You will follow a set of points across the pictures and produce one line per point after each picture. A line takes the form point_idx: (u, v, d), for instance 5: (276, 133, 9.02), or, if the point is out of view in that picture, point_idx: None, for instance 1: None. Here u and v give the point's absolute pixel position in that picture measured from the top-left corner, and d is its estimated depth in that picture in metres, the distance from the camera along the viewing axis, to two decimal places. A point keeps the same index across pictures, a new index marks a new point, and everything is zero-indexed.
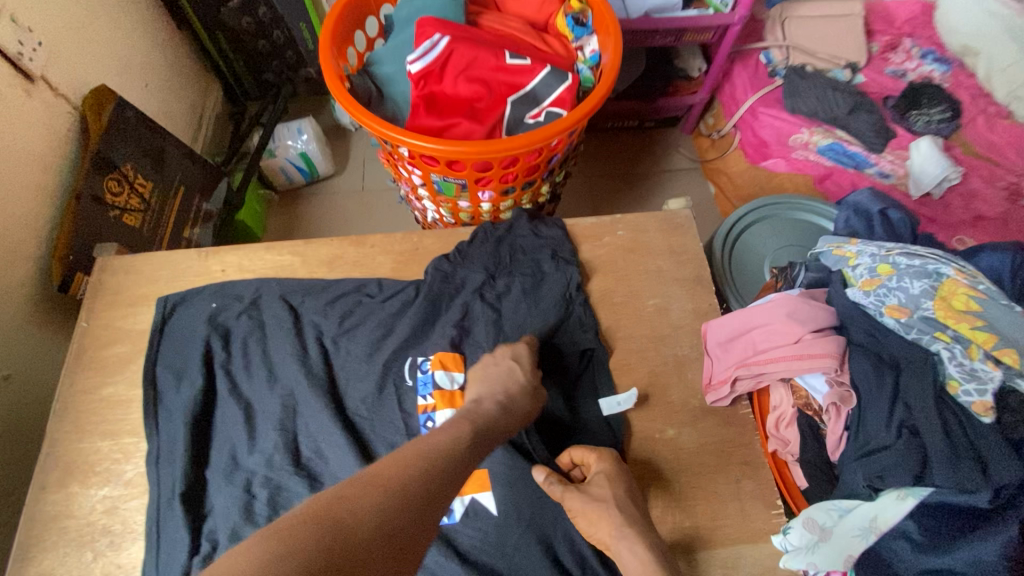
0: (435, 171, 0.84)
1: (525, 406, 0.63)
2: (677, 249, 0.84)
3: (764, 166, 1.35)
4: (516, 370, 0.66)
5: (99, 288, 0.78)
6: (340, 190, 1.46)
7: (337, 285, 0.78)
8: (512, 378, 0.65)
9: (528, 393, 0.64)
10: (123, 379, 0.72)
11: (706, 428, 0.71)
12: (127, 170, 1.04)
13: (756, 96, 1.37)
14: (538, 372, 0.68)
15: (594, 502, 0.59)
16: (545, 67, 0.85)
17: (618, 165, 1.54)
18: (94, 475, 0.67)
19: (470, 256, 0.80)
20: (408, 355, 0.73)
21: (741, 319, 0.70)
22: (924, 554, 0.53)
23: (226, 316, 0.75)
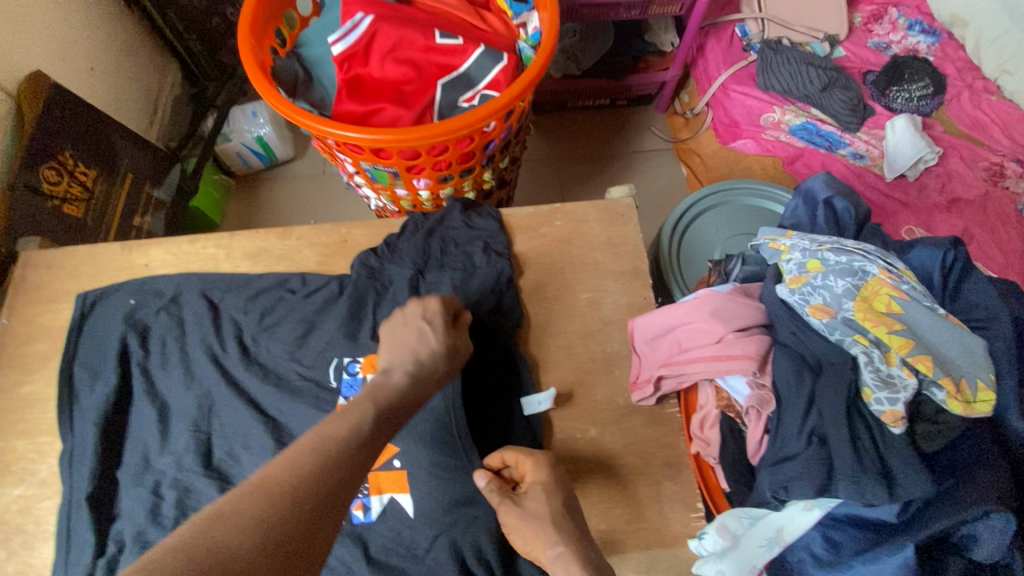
0: (363, 159, 0.81)
1: (439, 370, 0.57)
2: (616, 240, 0.80)
3: (734, 146, 1.29)
4: (427, 333, 0.59)
5: (19, 284, 0.76)
6: (301, 174, 1.42)
7: (260, 278, 0.75)
8: (423, 342, 0.58)
9: (443, 357, 0.58)
10: (40, 377, 0.71)
11: (630, 428, 0.69)
12: (65, 158, 1.01)
13: (728, 73, 1.31)
14: (455, 332, 0.61)
15: (529, 519, 0.57)
16: (478, 47, 0.81)
17: (589, 146, 1.48)
18: (9, 474, 0.66)
19: (400, 250, 0.76)
20: (335, 355, 0.69)
21: (669, 315, 0.67)
22: (822, 569, 0.54)
23: (144, 313, 0.73)
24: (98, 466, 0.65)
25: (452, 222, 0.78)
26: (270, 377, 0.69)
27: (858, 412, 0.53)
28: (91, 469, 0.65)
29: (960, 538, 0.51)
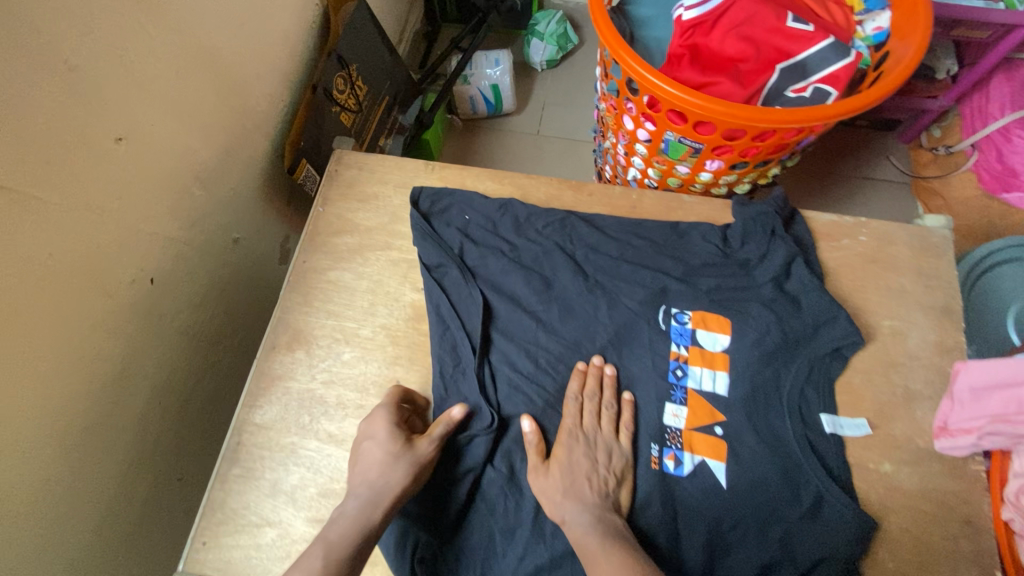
0: (674, 129, 0.79)
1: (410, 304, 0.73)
2: (926, 272, 0.74)
3: (1004, 198, 1.16)
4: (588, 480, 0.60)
5: (334, 178, 0.82)
6: (516, 129, 1.44)
7: (577, 223, 0.77)
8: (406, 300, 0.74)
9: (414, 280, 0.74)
10: (350, 268, 0.77)
11: (930, 473, 0.64)
12: (352, 71, 1.08)
13: (1014, 115, 1.14)
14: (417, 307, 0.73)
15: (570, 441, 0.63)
16: (827, 38, 0.76)
17: (820, 163, 1.39)
18: (318, 348, 0.72)
19: (745, 232, 0.74)
20: (663, 302, 0.72)
21: (1014, 368, 0.62)
22: None
23: (476, 228, 0.77)
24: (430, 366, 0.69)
25: (775, 204, 0.76)
26: (584, 322, 0.72)
27: None
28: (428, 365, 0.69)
29: None
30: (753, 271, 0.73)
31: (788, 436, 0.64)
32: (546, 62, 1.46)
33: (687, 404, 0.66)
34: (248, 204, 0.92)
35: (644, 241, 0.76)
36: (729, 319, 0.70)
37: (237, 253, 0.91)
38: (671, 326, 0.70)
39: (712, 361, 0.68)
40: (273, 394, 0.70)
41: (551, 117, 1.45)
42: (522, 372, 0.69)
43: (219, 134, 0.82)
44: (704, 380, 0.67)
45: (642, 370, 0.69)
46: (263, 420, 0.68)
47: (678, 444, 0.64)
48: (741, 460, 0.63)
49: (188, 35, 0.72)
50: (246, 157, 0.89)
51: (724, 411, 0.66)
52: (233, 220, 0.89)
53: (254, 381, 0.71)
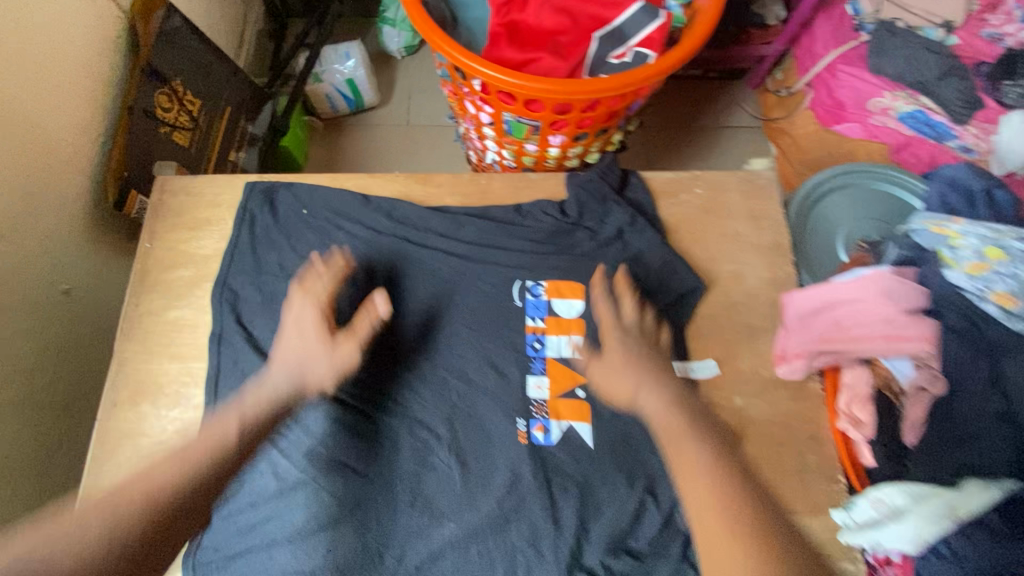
0: (509, 110, 0.79)
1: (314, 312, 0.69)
2: (757, 213, 0.80)
3: (837, 130, 1.27)
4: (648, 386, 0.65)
5: (159, 208, 0.76)
6: (385, 123, 1.39)
7: (418, 212, 0.76)
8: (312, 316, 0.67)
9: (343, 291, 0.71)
10: (190, 303, 0.72)
11: (776, 400, 0.69)
12: (176, 85, 0.99)
13: (836, 53, 1.26)
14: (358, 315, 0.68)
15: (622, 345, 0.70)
16: (635, 2, 0.78)
17: (677, 115, 1.46)
18: (164, 396, 0.67)
19: (587, 206, 0.77)
20: (518, 278, 0.74)
21: (827, 292, 0.67)
22: (1000, 544, 0.52)
23: (315, 239, 0.75)
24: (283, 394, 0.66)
25: (612, 170, 0.79)
26: (439, 310, 0.71)
27: None
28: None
29: None
30: (598, 237, 0.76)
31: (643, 384, 0.68)
32: (403, 49, 1.42)
33: (547, 374, 0.69)
34: (71, 248, 0.83)
35: (489, 221, 0.76)
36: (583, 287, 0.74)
37: (70, 305, 0.83)
38: (526, 301, 0.72)
39: (566, 327, 0.72)
40: (122, 455, 0.65)
41: (419, 105, 1.41)
42: (380, 375, 0.68)
43: (13, 179, 0.73)
44: (562, 348, 0.71)
45: (500, 350, 0.70)
46: (114, 484, 0.64)
47: (545, 413, 0.67)
48: (604, 419, 0.67)
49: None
50: (59, 197, 0.80)
51: (585, 372, 0.69)
52: (56, 269, 0.81)
53: (97, 445, 0.66)
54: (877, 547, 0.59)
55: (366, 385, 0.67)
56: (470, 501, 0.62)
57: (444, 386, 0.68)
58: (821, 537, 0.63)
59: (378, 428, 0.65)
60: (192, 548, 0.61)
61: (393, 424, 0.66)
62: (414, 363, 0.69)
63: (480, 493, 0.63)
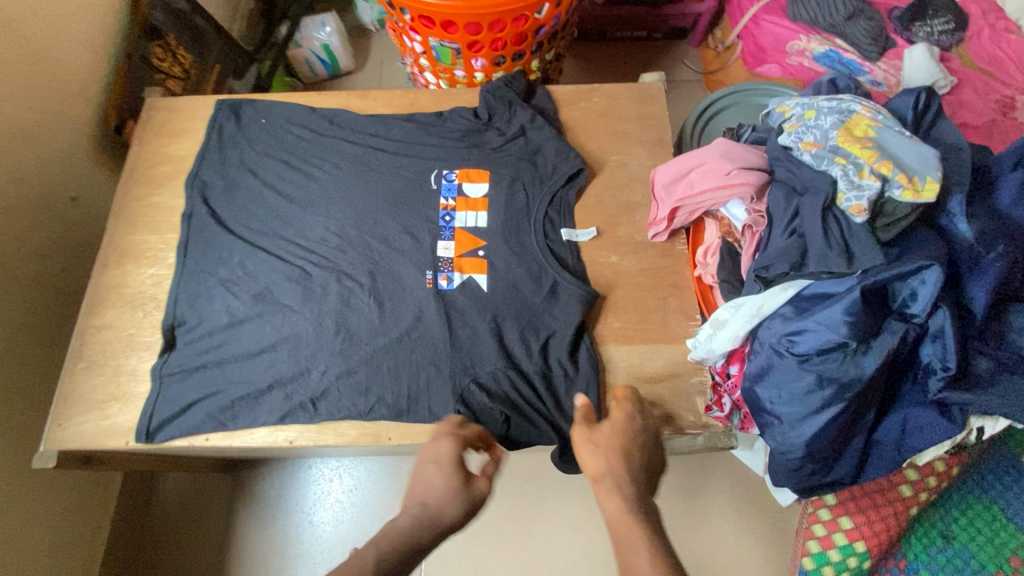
0: (432, 34, 0.95)
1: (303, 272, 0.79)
2: (644, 115, 0.93)
3: (759, 71, 1.37)
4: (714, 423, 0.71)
5: (146, 120, 0.93)
6: (359, 85, 1.56)
7: (357, 119, 0.92)
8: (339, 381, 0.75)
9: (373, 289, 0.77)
10: (167, 191, 0.88)
11: (646, 257, 0.82)
12: (169, 39, 1.17)
13: (759, 4, 1.39)
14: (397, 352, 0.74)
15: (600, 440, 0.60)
16: None
17: (614, 65, 1.59)
18: (145, 258, 0.84)
19: (496, 110, 0.91)
20: (435, 167, 0.88)
21: (683, 161, 0.80)
22: (790, 323, 0.64)
23: (270, 140, 0.91)
24: (238, 253, 0.82)
25: (518, 81, 0.93)
26: (367, 191, 0.87)
27: (832, 213, 0.64)
28: (235, 246, 0.83)
29: (902, 298, 0.61)
30: (504, 134, 0.90)
31: (532, 245, 0.82)
32: (376, 22, 1.59)
33: (454, 239, 0.83)
34: (78, 163, 1.01)
35: (415, 124, 0.92)
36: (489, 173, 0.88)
37: (76, 209, 1.01)
38: (441, 185, 0.87)
39: (471, 204, 0.86)
40: (108, 301, 0.81)
41: (389, 69, 1.58)
42: (315, 239, 0.84)
43: (30, 97, 0.91)
44: (468, 220, 0.84)
45: (415, 222, 0.85)
46: (101, 321, 0.80)
47: (449, 267, 0.81)
48: (498, 270, 0.81)
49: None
50: (69, 120, 0.98)
51: (485, 238, 0.83)
52: (66, 178, 0.99)
53: (90, 294, 0.81)
54: (716, 354, 0.72)
55: (304, 248, 0.83)
56: (384, 329, 0.78)
57: (368, 247, 0.83)
58: (674, 359, 0.76)
59: (313, 279, 0.81)
60: (155, 367, 0.75)
61: (325, 274, 0.81)
62: (344, 232, 0.84)
63: (396, 328, 0.78)
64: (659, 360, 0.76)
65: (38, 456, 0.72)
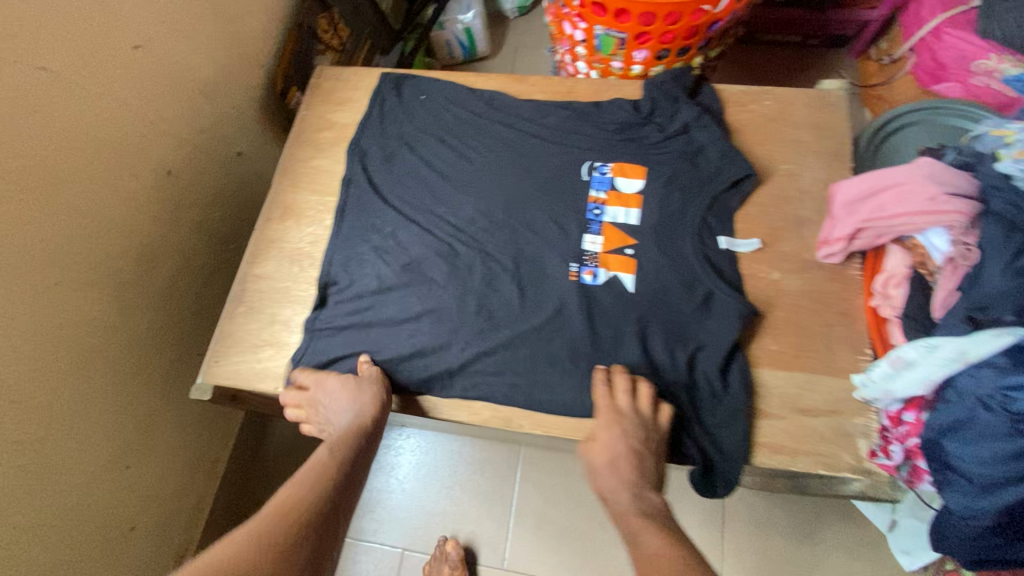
0: (600, 22, 0.92)
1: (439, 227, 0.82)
2: (821, 125, 0.85)
3: (935, 90, 1.25)
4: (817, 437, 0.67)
5: (316, 87, 0.98)
6: (493, 71, 1.58)
7: (514, 102, 0.92)
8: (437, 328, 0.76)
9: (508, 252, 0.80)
10: (329, 156, 0.93)
11: (813, 279, 0.75)
12: (334, 13, 1.23)
13: (944, 16, 1.23)
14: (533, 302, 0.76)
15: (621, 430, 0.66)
16: None
17: (759, 69, 1.50)
18: (305, 217, 0.88)
19: (659, 105, 0.87)
20: (589, 157, 0.86)
21: (872, 179, 0.72)
22: (1003, 375, 0.56)
23: (430, 116, 0.92)
24: (391, 222, 0.85)
25: (685, 77, 0.89)
26: (518, 176, 0.86)
27: None
28: (390, 213, 0.85)
29: None
30: (665, 130, 0.86)
31: (687, 249, 0.77)
32: (517, 9, 1.60)
33: (602, 235, 0.80)
34: (247, 122, 1.08)
35: (571, 112, 0.90)
36: (645, 169, 0.84)
37: (240, 164, 1.08)
38: (593, 176, 0.84)
39: (623, 199, 0.82)
40: (268, 253, 0.86)
41: (523, 57, 1.58)
42: (464, 218, 0.84)
43: (219, 56, 0.98)
44: (618, 215, 0.81)
45: (563, 210, 0.83)
46: (261, 271, 0.84)
47: (595, 262, 0.78)
48: (647, 271, 0.77)
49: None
50: (245, 81, 1.06)
51: (636, 237, 0.79)
52: (236, 134, 1.06)
53: (253, 245, 0.87)
54: (895, 397, 0.65)
55: (453, 225, 0.84)
56: (524, 315, 0.77)
57: (515, 230, 0.82)
58: (836, 394, 0.69)
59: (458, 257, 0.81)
60: (309, 321, 0.79)
61: (470, 253, 0.82)
62: (492, 213, 0.84)
63: (536, 316, 0.76)
64: (818, 392, 0.70)
65: (196, 387, 0.78)
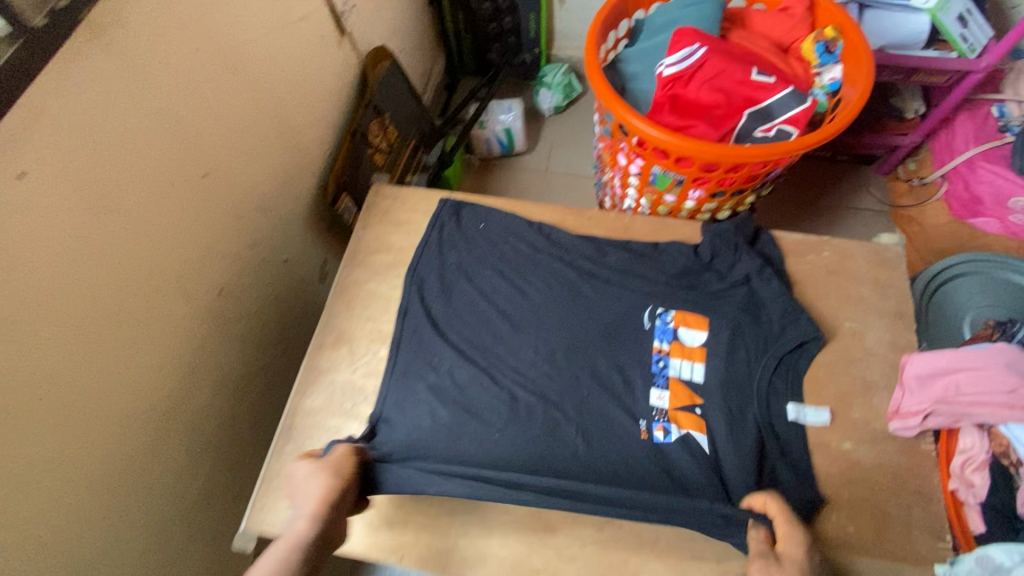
0: (660, 164, 0.93)
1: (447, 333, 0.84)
2: (881, 281, 0.86)
3: (972, 223, 1.28)
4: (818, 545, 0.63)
5: (372, 206, 0.98)
6: (528, 167, 1.60)
7: (573, 238, 0.92)
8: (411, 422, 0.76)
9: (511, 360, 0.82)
10: (384, 281, 0.91)
11: (886, 452, 0.74)
12: (384, 118, 1.25)
13: (978, 148, 1.28)
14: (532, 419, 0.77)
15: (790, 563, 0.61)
16: (785, 87, 0.92)
17: (792, 184, 1.53)
18: (359, 347, 0.86)
19: (720, 253, 0.87)
20: (651, 303, 0.85)
21: (950, 357, 0.72)
22: None
23: (488, 247, 0.93)
24: (448, 360, 0.83)
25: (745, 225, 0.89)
26: (578, 317, 0.85)
27: None
28: (448, 350, 0.83)
29: None
30: (727, 279, 0.86)
31: (754, 413, 0.76)
32: (554, 108, 1.64)
33: (668, 390, 0.79)
34: (297, 230, 1.08)
35: (632, 253, 0.90)
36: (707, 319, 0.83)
37: (286, 271, 1.07)
38: (655, 325, 0.83)
39: (689, 352, 0.81)
40: (320, 385, 0.83)
41: (559, 155, 1.61)
42: (524, 361, 0.82)
43: (277, 169, 0.99)
44: (683, 369, 0.80)
45: (627, 358, 0.81)
46: (311, 405, 0.82)
47: (664, 418, 0.76)
48: (716, 434, 0.75)
49: (250, 81, 0.88)
50: (298, 190, 1.06)
51: (703, 395, 0.78)
52: (286, 242, 1.05)
53: (304, 375, 0.84)
54: None
55: (512, 365, 0.82)
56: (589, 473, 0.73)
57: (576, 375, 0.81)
58: None
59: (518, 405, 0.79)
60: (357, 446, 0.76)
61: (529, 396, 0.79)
62: (554, 357, 0.82)
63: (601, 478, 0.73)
64: None
65: (238, 535, 0.74)
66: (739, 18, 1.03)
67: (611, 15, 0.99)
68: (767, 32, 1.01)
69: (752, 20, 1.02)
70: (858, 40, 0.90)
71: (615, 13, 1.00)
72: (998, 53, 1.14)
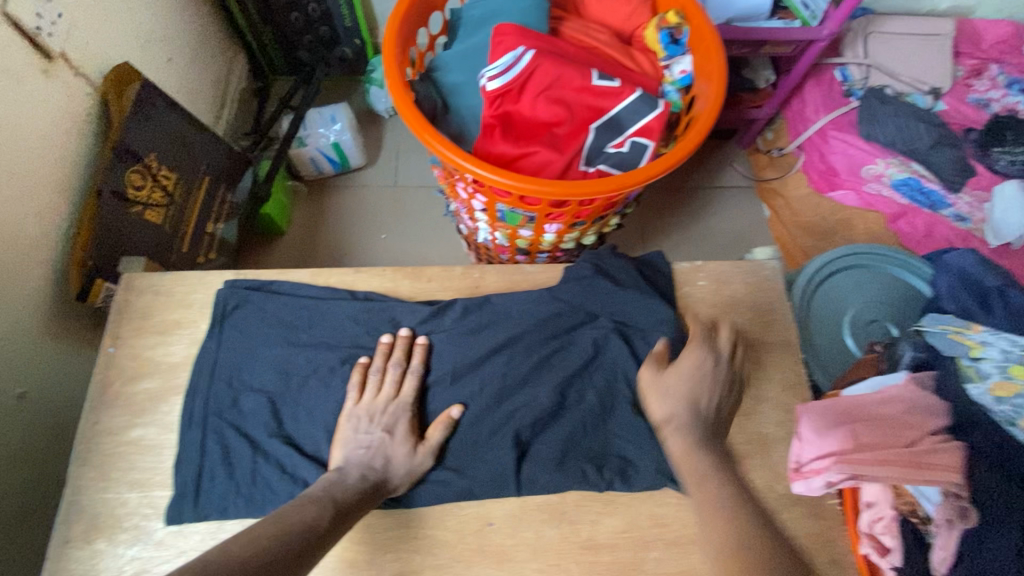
0: (503, 202, 0.76)
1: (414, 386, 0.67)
2: (763, 308, 0.76)
3: (831, 197, 1.26)
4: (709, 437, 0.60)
5: (123, 310, 0.70)
6: (372, 183, 1.35)
7: (406, 310, 0.71)
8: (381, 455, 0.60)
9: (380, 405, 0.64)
10: (154, 422, 0.66)
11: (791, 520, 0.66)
12: (150, 161, 0.93)
13: (828, 118, 1.26)
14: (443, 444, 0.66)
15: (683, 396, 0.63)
16: (634, 91, 0.74)
17: None
18: (122, 531, 0.61)
19: (589, 303, 0.71)
20: (515, 385, 0.67)
21: (842, 406, 0.64)
22: None
23: (293, 340, 0.69)
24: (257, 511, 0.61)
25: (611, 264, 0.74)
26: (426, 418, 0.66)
27: None
28: (276, 498, 0.61)
29: None
30: (593, 330, 0.70)
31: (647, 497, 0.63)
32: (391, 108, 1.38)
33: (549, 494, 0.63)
34: (28, 349, 0.76)
35: (485, 317, 0.71)
36: (581, 392, 0.67)
37: (24, 411, 0.76)
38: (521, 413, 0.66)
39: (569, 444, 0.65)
40: None
41: (406, 164, 1.37)
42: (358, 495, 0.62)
43: None
44: None
45: (501, 458, 0.63)
46: None
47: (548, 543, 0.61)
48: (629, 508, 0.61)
49: None
50: (18, 298, 0.74)
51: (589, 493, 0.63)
52: (14, 373, 0.74)
53: None
54: None
55: None
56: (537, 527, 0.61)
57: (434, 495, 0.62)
58: None
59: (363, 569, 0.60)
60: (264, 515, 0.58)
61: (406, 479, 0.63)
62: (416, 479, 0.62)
63: None
64: None
65: None
66: (572, 4, 0.87)
67: (414, 13, 0.77)
68: (605, 19, 0.86)
69: (587, 6, 0.86)
70: (704, 25, 0.76)
71: (420, 8, 0.78)
72: (839, 20, 1.08)
